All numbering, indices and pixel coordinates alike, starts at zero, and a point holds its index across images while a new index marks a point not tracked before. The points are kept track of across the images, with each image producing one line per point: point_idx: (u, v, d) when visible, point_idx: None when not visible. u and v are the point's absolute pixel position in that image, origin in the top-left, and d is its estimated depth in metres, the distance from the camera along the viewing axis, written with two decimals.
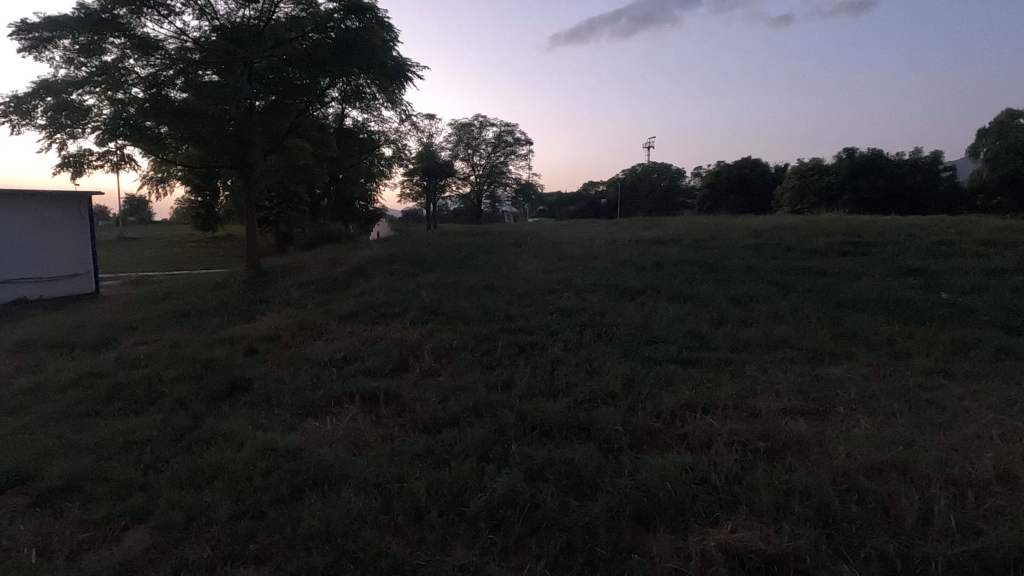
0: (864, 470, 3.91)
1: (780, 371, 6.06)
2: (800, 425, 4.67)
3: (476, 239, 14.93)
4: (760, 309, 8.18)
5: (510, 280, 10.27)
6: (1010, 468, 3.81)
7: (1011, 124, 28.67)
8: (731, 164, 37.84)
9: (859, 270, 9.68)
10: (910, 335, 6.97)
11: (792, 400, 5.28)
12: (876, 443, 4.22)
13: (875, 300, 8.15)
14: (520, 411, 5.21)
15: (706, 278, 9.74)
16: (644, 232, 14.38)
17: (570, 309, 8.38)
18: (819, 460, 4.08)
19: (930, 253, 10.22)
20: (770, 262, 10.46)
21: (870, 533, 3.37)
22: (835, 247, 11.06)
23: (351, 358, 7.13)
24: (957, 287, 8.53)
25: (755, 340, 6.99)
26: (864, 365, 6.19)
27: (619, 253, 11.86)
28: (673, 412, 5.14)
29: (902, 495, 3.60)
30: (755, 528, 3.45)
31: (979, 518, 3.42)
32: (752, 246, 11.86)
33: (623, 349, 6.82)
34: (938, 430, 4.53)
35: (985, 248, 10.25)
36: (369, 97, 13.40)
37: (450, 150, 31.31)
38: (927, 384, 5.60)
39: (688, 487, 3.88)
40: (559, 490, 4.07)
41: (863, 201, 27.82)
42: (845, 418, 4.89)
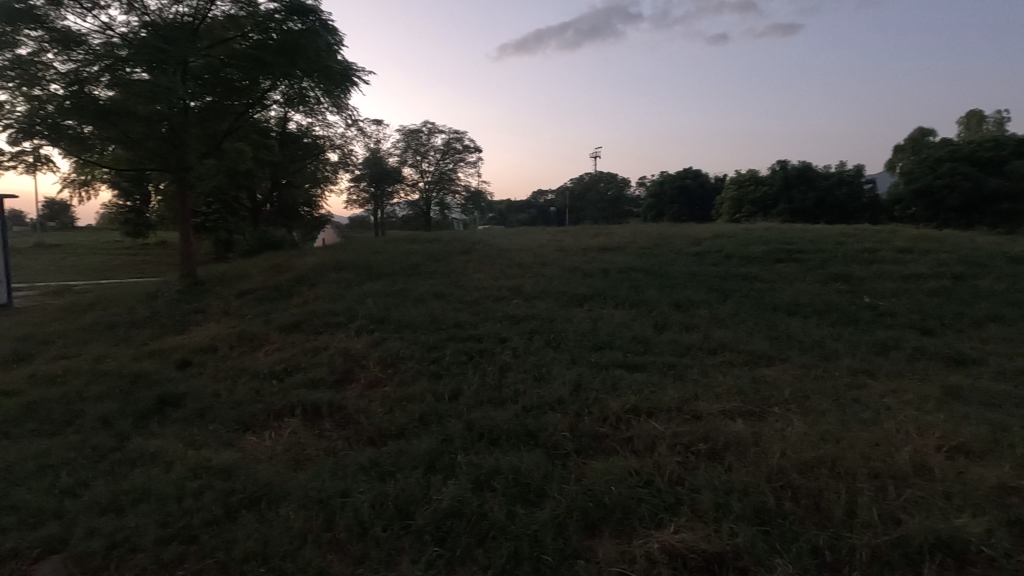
0: (797, 467, 4.09)
1: (720, 374, 6.29)
2: (738, 426, 4.84)
3: (425, 246, 14.75)
4: (701, 314, 8.48)
5: (460, 288, 10.23)
6: (925, 461, 4.09)
7: (924, 142, 31.15)
8: (674, 175, 39.24)
9: (792, 276, 10.21)
10: (838, 337, 7.40)
11: (731, 402, 5.48)
12: (807, 441, 4.43)
13: (807, 304, 8.61)
14: (468, 421, 5.17)
15: (651, 285, 10.01)
16: (592, 240, 14.67)
17: (518, 316, 8.42)
18: (755, 460, 4.24)
19: (855, 260, 10.91)
20: (710, 269, 10.87)
21: (802, 527, 3.52)
22: (769, 254, 11.63)
23: (292, 369, 6.87)
24: (879, 292, 9.13)
25: (697, 344, 7.24)
26: (796, 367, 6.51)
27: (568, 261, 12.04)
28: (619, 416, 5.24)
29: (830, 490, 3.79)
30: (696, 528, 3.54)
31: (900, 508, 3.63)
32: (694, 253, 12.30)
33: (571, 355, 6.90)
34: (863, 427, 4.81)
35: (902, 255, 11.05)
36: (314, 102, 13.01)
37: (398, 156, 30.94)
38: (853, 384, 5.95)
39: (633, 490, 3.95)
40: (507, 498, 4.05)
41: (796, 210, 29.50)
42: (780, 418, 5.12)
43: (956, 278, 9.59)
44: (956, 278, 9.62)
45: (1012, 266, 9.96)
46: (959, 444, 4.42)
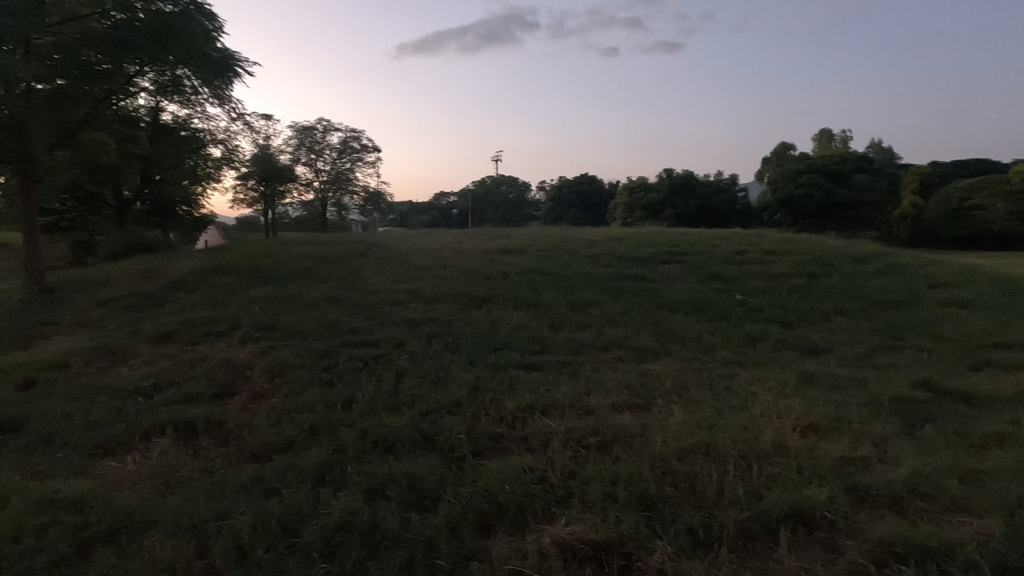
0: (676, 454, 4.41)
1: (610, 370, 6.61)
2: (624, 418, 5.12)
3: (318, 249, 14.08)
4: (594, 313, 8.87)
5: (355, 292, 9.87)
6: (783, 441, 4.57)
7: (786, 157, 34.93)
8: (571, 180, 40.77)
9: (675, 276, 10.98)
10: (713, 332, 8.08)
11: (619, 396, 5.78)
12: (685, 429, 4.79)
13: (687, 302, 9.31)
14: (361, 429, 5.00)
15: (548, 286, 10.31)
16: (492, 242, 14.82)
17: (417, 319, 8.29)
18: (639, 450, 4.52)
19: (729, 261, 11.99)
20: (603, 270, 11.41)
21: (679, 509, 3.79)
22: (656, 256, 12.44)
23: (164, 384, 6.24)
24: (748, 290, 10.09)
25: (589, 342, 7.56)
26: (677, 360, 7.01)
27: (468, 263, 12.07)
28: (514, 416, 5.33)
29: (704, 473, 4.12)
30: (585, 520, 3.68)
31: (762, 485, 4.02)
32: (589, 255, 12.84)
33: (469, 358, 6.91)
34: (733, 413, 5.28)
35: (768, 256, 12.31)
36: (189, 93, 12.22)
37: (290, 153, 29.29)
38: (726, 373, 6.52)
39: (527, 488, 4.03)
40: (400, 506, 3.96)
41: (681, 216, 31.95)
42: (663, 409, 5.49)
43: (810, 276, 10.85)
44: (809, 276, 10.89)
45: (852, 266, 11.47)
46: (809, 424, 4.99)
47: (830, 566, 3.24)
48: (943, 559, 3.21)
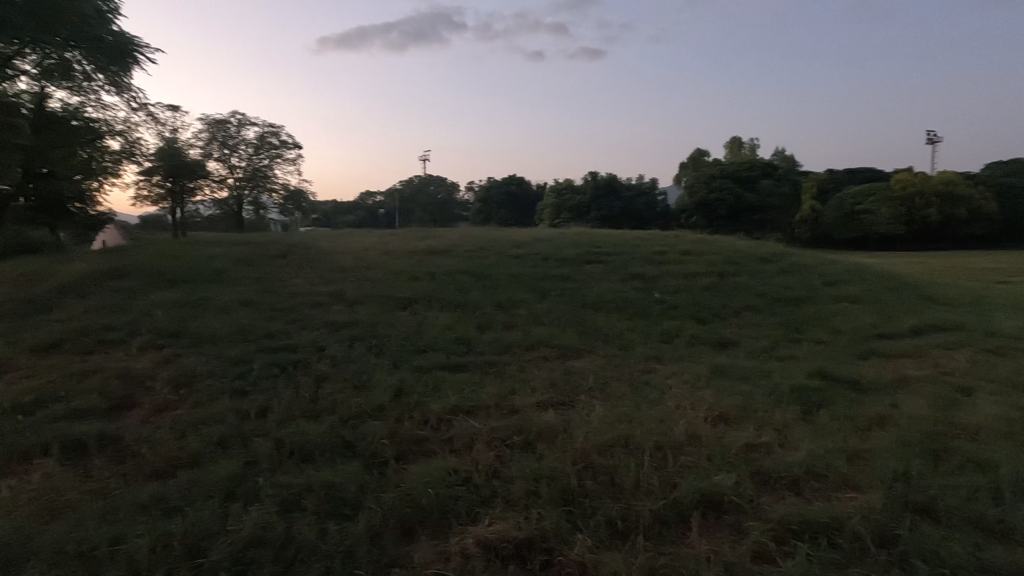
0: (597, 449, 4.54)
1: (535, 369, 6.71)
2: (548, 415, 5.21)
3: (231, 250, 13.27)
4: (520, 313, 8.97)
5: (272, 294, 9.40)
6: (695, 431, 4.83)
7: (701, 163, 37.02)
8: (499, 181, 41.09)
9: (598, 276, 11.31)
10: (633, 329, 8.40)
11: (544, 394, 5.87)
12: (605, 424, 4.94)
13: (609, 300, 9.63)
14: (276, 439, 4.76)
15: (474, 286, 10.31)
16: (419, 242, 14.63)
17: (338, 322, 8.01)
18: (562, 446, 4.60)
19: (648, 261, 12.52)
20: (529, 270, 11.56)
21: (599, 502, 3.90)
22: (580, 256, 12.77)
23: (48, 399, 5.64)
24: (666, 288, 10.58)
25: (515, 342, 7.63)
26: (599, 357, 7.23)
27: (394, 264, 11.84)
28: (439, 418, 5.28)
29: (623, 465, 4.27)
30: (509, 518, 3.71)
31: (675, 474, 4.22)
32: (515, 255, 12.97)
33: (393, 360, 6.77)
34: (650, 406, 5.51)
35: (684, 256, 12.97)
36: (80, 80, 11.17)
37: (200, 148, 27.48)
38: (645, 368, 6.79)
39: (451, 490, 4.00)
40: (317, 516, 3.81)
41: (606, 217, 33.01)
42: (585, 405, 5.63)
43: (721, 275, 11.54)
44: (721, 275, 11.58)
45: (758, 265, 12.32)
46: (719, 413, 5.29)
47: (736, 546, 3.45)
48: (832, 532, 3.50)
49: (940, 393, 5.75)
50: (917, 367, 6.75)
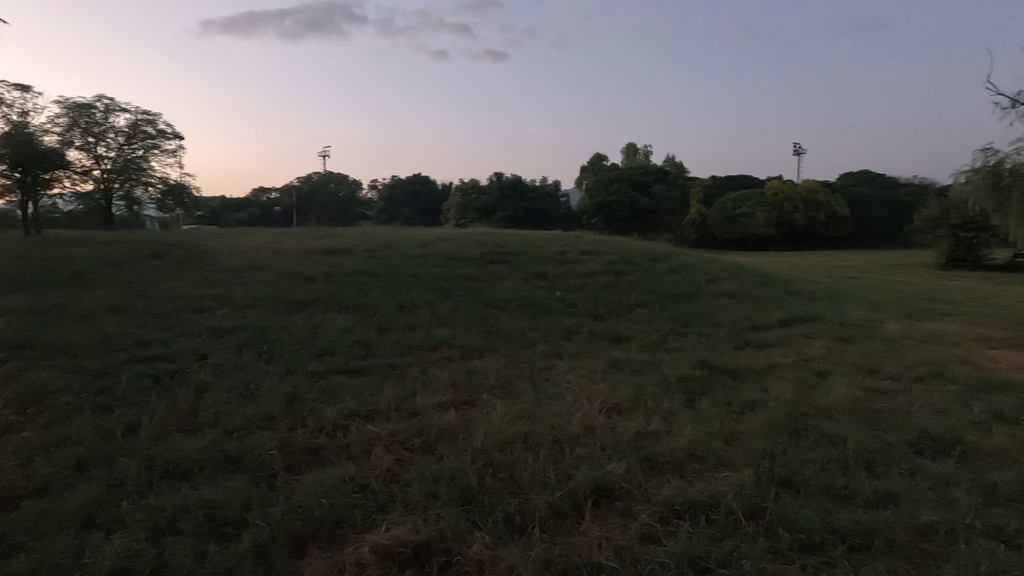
0: (497, 446, 4.59)
1: (437, 369, 6.65)
2: (449, 416, 5.18)
3: (96, 249, 11.84)
4: (423, 313, 8.85)
5: (146, 298, 8.53)
6: (592, 423, 5.03)
7: (600, 167, 38.74)
8: (404, 180, 40.42)
9: (501, 275, 11.44)
10: (535, 326, 8.61)
11: (445, 394, 5.83)
12: (506, 421, 5.01)
13: (512, 299, 9.78)
14: (148, 458, 4.33)
15: (375, 287, 10.02)
16: (316, 242, 13.97)
17: (224, 327, 7.43)
18: (462, 446, 4.60)
19: (550, 260, 12.87)
20: (433, 270, 11.44)
21: (498, 498, 3.93)
22: (484, 256, 12.84)
23: None
24: (566, 287, 10.95)
25: (417, 343, 7.52)
26: (501, 355, 7.31)
27: (289, 264, 11.20)
28: (335, 424, 5.07)
29: (522, 460, 4.35)
30: (406, 522, 3.64)
31: (571, 465, 4.37)
32: (418, 255, 12.77)
33: (286, 366, 6.39)
34: (549, 402, 5.65)
35: (583, 256, 13.49)
36: None
37: (58, 134, 24.30)
38: (546, 365, 6.97)
39: (346, 498, 3.86)
40: (195, 538, 3.51)
41: (511, 218, 33.53)
42: (486, 403, 5.67)
43: (617, 273, 12.13)
44: (617, 273, 12.18)
45: (650, 264, 13.09)
46: (613, 405, 5.56)
47: (625, 530, 3.64)
48: (710, 509, 3.79)
49: (802, 378, 6.45)
50: (785, 355, 7.52)
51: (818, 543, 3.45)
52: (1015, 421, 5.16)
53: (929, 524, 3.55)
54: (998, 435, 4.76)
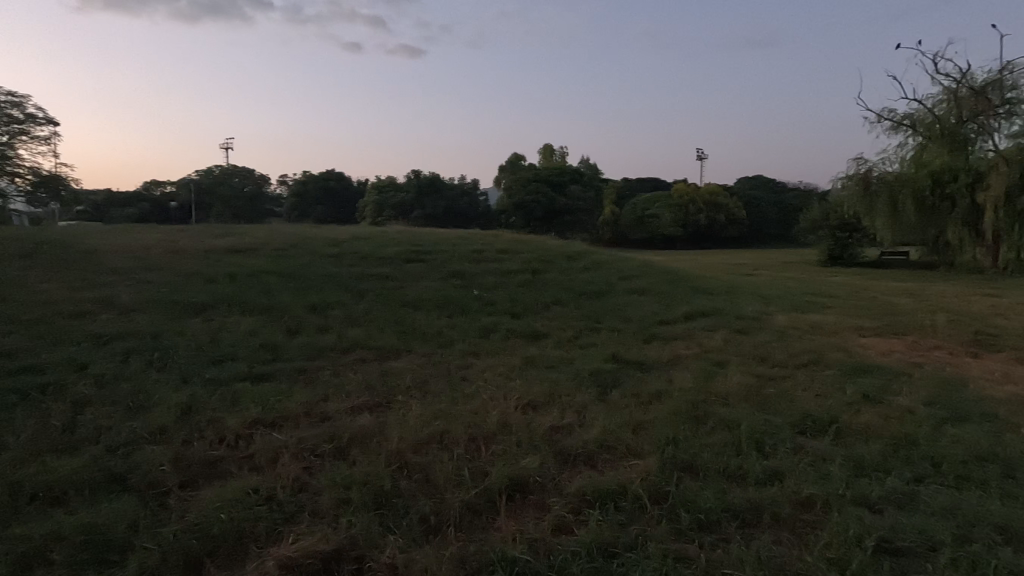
0: (412, 448, 4.52)
1: (350, 372, 6.44)
2: (362, 420, 5.04)
3: None
4: (335, 314, 8.54)
5: (11, 304, 7.56)
6: (508, 420, 5.08)
7: (518, 167, 39.33)
8: (316, 176, 38.77)
9: (418, 274, 11.28)
10: (452, 326, 8.57)
11: (359, 397, 5.66)
12: (421, 422, 4.95)
13: (429, 299, 9.68)
14: (13, 483, 3.85)
15: (283, 288, 9.53)
16: (217, 240, 13.05)
17: (107, 334, 6.75)
18: (376, 450, 4.49)
19: (468, 259, 12.86)
20: (346, 270, 11.05)
21: (413, 500, 3.88)
22: (400, 255, 12.60)
23: None
24: (484, 285, 10.99)
25: (329, 345, 7.24)
26: (418, 355, 7.21)
27: (185, 264, 10.38)
28: (238, 434, 4.77)
29: (437, 460, 4.31)
30: (315, 532, 3.50)
31: (487, 462, 4.40)
32: (331, 254, 12.29)
33: (181, 374, 5.93)
34: (466, 401, 5.65)
35: (501, 254, 13.61)
36: None
37: None
38: (463, 364, 6.96)
39: (249, 512, 3.64)
40: (71, 569, 3.17)
41: (429, 216, 33.12)
42: (401, 405, 5.56)
43: (534, 271, 12.36)
44: (533, 271, 12.40)
45: (566, 262, 13.45)
46: (528, 401, 5.66)
47: (539, 522, 3.71)
48: (618, 496, 3.97)
49: (702, 368, 6.90)
50: (688, 347, 8.01)
51: (714, 521, 3.71)
52: (879, 400, 5.83)
53: (809, 496, 3.92)
54: (865, 413, 5.36)
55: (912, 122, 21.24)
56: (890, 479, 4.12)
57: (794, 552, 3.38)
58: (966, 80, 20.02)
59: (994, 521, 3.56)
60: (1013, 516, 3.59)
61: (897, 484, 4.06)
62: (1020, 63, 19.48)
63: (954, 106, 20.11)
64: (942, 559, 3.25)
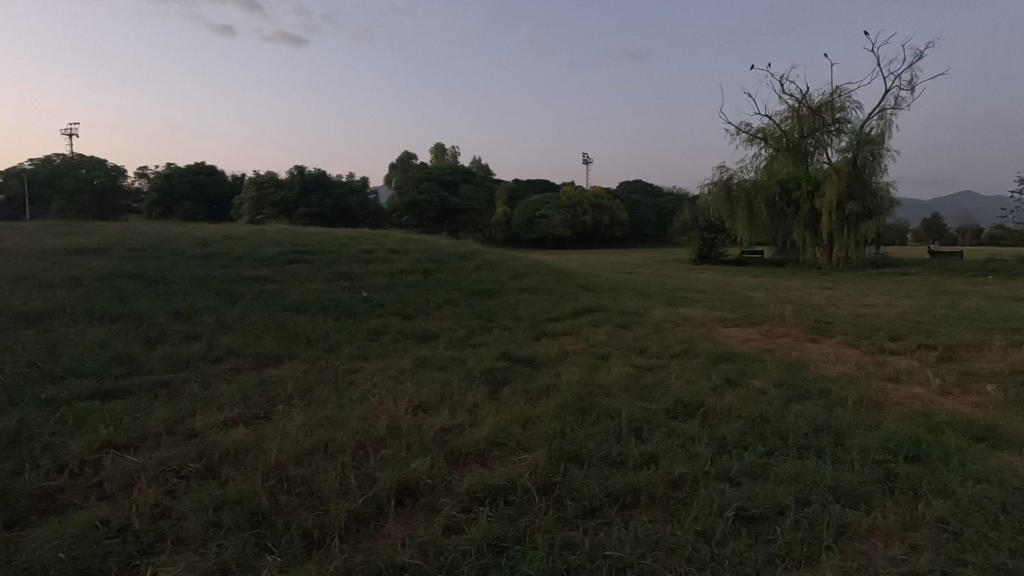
0: (293, 460, 4.26)
1: (222, 383, 5.92)
2: (237, 434, 4.65)
3: None
4: (205, 321, 7.81)
5: None
6: (397, 424, 4.97)
7: (410, 166, 38.72)
8: (183, 169, 35.25)
9: (301, 276, 10.65)
10: (339, 329, 8.20)
11: (232, 410, 5.22)
12: (303, 432, 4.68)
13: (313, 301, 9.18)
14: None
15: (142, 293, 8.54)
16: (57, 238, 11.38)
17: None
18: (251, 465, 4.16)
19: (356, 260, 12.39)
20: (219, 272, 10.16)
21: (294, 514, 3.65)
22: (281, 255, 11.82)
23: None
24: (373, 286, 10.66)
25: (197, 355, 6.59)
26: (301, 362, 6.81)
27: (15, 267, 8.92)
28: (84, 459, 4.20)
29: (321, 471, 4.10)
30: (179, 562, 3.17)
31: (375, 468, 4.26)
32: (200, 255, 11.23)
33: (7, 396, 5.08)
34: (353, 406, 5.44)
35: (391, 254, 13.28)
36: None
37: None
38: (350, 369, 6.69)
39: (96, 548, 3.22)
40: None
41: (314, 215, 31.42)
42: (282, 414, 5.22)
43: (425, 272, 12.20)
44: (425, 271, 12.23)
45: (458, 262, 13.43)
46: (419, 404, 5.57)
47: (429, 525, 3.67)
48: (508, 491, 4.03)
49: (588, 362, 7.23)
50: (575, 343, 8.36)
51: (597, 506, 3.90)
52: (738, 384, 6.49)
53: (679, 476, 4.26)
54: (727, 396, 5.94)
55: (764, 136, 23.93)
56: (746, 455, 4.60)
57: (667, 528, 3.65)
58: (805, 101, 22.96)
59: (828, 484, 4.10)
60: (841, 478, 4.17)
61: (752, 458, 4.54)
62: (846, 88, 22.69)
63: (797, 123, 22.96)
64: (787, 520, 3.69)
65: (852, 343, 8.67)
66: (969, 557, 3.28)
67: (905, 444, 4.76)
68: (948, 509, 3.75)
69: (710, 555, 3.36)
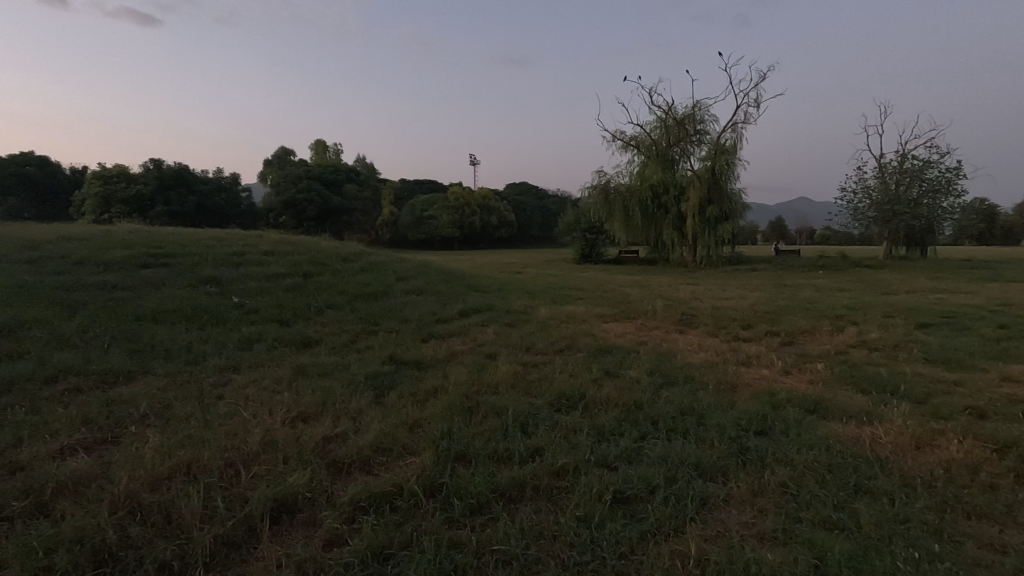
0: (148, 485, 3.83)
1: (57, 406, 5.15)
2: (77, 462, 4.07)
3: None
4: (34, 335, 6.74)
5: None
6: (273, 438, 4.65)
7: (288, 162, 36.61)
8: (5, 158, 30.20)
9: (158, 282, 9.56)
10: (205, 339, 7.49)
11: (69, 437, 4.55)
12: (161, 454, 4.21)
13: (173, 309, 8.29)
14: None
15: None
16: None
17: None
18: (95, 497, 3.67)
19: (224, 263, 11.39)
20: (52, 279, 8.80)
21: (149, 545, 3.28)
22: (133, 259, 10.54)
23: None
24: (245, 291, 9.86)
25: (23, 376, 5.66)
26: (158, 377, 6.12)
27: None
28: None
29: (183, 494, 3.72)
30: None
31: (247, 486, 3.96)
32: (27, 260, 9.67)
33: None
34: (221, 422, 4.99)
35: (266, 257, 12.39)
36: None
37: None
38: (218, 382, 6.13)
39: None
40: None
41: (174, 214, 28.41)
42: (134, 436, 4.66)
43: (304, 275, 11.53)
44: (304, 275, 11.57)
45: (340, 264, 12.87)
46: (297, 414, 5.26)
47: (308, 541, 3.48)
48: (394, 497, 3.94)
49: (475, 362, 7.29)
50: (463, 343, 8.37)
51: (484, 503, 3.95)
52: (616, 375, 6.90)
53: (562, 465, 4.45)
54: (606, 387, 6.30)
55: (637, 143, 25.76)
56: (623, 441, 4.92)
57: (551, 517, 3.79)
58: (671, 113, 25.10)
59: (691, 461, 4.52)
60: (702, 455, 4.60)
61: (627, 443, 4.87)
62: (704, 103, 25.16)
63: (665, 133, 25.04)
64: (658, 498, 4.01)
65: (713, 333, 9.61)
66: (803, 514, 3.79)
67: (754, 420, 5.37)
68: (787, 475, 4.30)
69: (589, 538, 3.55)
